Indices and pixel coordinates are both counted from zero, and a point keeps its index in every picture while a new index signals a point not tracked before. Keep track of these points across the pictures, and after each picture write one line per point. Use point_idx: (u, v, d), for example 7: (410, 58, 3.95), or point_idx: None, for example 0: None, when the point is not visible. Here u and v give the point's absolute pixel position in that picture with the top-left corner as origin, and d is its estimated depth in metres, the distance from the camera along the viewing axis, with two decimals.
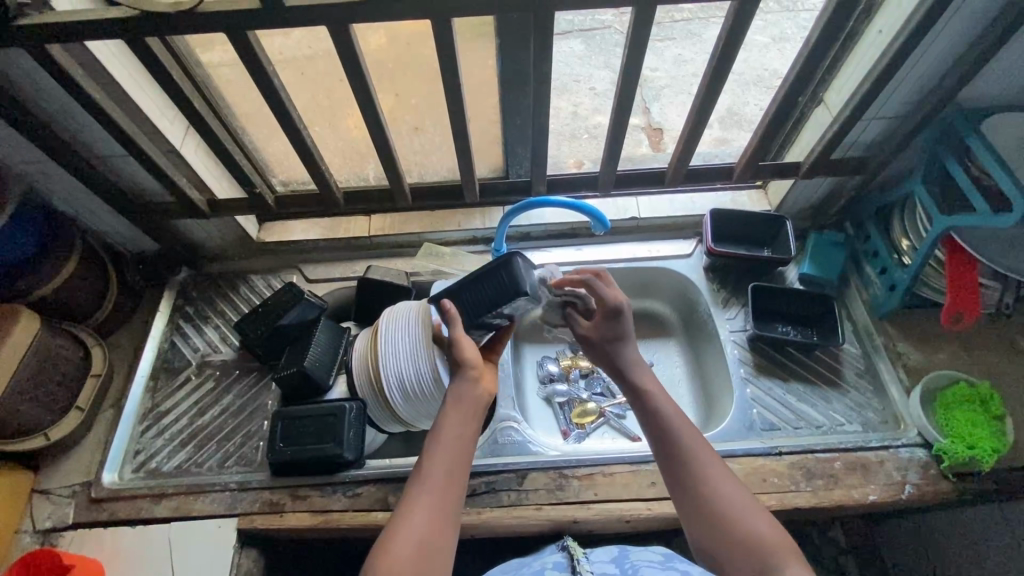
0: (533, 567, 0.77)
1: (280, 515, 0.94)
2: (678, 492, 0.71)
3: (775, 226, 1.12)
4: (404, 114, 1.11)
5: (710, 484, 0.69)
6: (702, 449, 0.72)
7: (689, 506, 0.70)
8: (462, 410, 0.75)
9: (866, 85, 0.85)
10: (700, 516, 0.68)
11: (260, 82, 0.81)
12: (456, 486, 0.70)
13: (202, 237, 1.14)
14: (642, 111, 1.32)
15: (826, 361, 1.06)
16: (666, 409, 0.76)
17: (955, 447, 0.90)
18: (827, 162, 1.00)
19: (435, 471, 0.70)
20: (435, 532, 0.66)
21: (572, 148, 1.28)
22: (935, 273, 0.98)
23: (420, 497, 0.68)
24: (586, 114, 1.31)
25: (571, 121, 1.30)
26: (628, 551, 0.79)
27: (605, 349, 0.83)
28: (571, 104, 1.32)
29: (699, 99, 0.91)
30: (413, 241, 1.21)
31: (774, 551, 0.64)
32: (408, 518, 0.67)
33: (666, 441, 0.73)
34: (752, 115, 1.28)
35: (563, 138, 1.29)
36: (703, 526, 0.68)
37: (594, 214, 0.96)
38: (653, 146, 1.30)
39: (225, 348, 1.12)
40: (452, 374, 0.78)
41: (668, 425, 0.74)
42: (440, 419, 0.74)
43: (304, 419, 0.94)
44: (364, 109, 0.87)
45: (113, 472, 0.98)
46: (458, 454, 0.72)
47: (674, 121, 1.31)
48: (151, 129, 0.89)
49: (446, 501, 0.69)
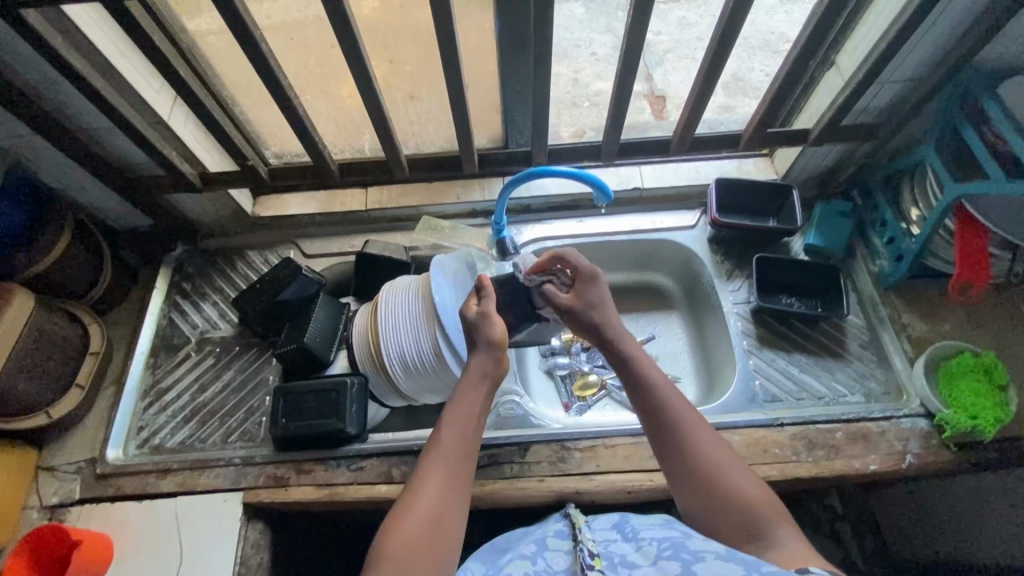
0: (533, 535, 0.79)
1: (285, 489, 0.94)
2: (671, 465, 0.72)
3: (781, 195, 1.10)
4: (397, 79, 1.04)
5: (704, 454, 0.71)
6: (693, 421, 0.73)
7: (678, 474, 0.71)
8: (469, 398, 0.77)
9: (882, 46, 0.81)
10: (693, 486, 0.70)
11: (246, 50, 0.78)
12: (468, 461, 0.73)
13: (196, 212, 1.12)
14: (645, 77, 1.29)
15: (830, 333, 1.05)
16: (654, 379, 0.77)
17: (958, 418, 0.90)
18: (839, 128, 0.96)
19: (447, 446, 0.73)
20: (445, 506, 0.68)
21: (573, 116, 1.25)
22: (944, 242, 0.96)
23: (428, 475, 0.70)
24: (588, 80, 1.27)
25: (572, 88, 1.27)
26: (630, 515, 0.80)
27: (586, 315, 0.84)
28: (572, 70, 1.28)
29: (707, 63, 0.87)
30: (411, 215, 1.19)
31: (767, 518, 0.65)
32: (420, 489, 0.69)
33: (658, 411, 0.75)
34: (757, 80, 1.24)
35: (564, 106, 1.26)
36: (693, 493, 0.70)
37: (597, 183, 0.94)
38: (656, 113, 1.27)
39: (224, 325, 1.11)
40: (475, 347, 0.82)
41: (654, 397, 0.76)
42: (458, 396, 0.78)
43: (307, 395, 0.95)
44: (356, 74, 0.83)
45: (118, 448, 0.99)
46: (469, 435, 0.74)
47: (678, 87, 1.28)
48: (135, 99, 0.86)
49: (456, 481, 0.71)
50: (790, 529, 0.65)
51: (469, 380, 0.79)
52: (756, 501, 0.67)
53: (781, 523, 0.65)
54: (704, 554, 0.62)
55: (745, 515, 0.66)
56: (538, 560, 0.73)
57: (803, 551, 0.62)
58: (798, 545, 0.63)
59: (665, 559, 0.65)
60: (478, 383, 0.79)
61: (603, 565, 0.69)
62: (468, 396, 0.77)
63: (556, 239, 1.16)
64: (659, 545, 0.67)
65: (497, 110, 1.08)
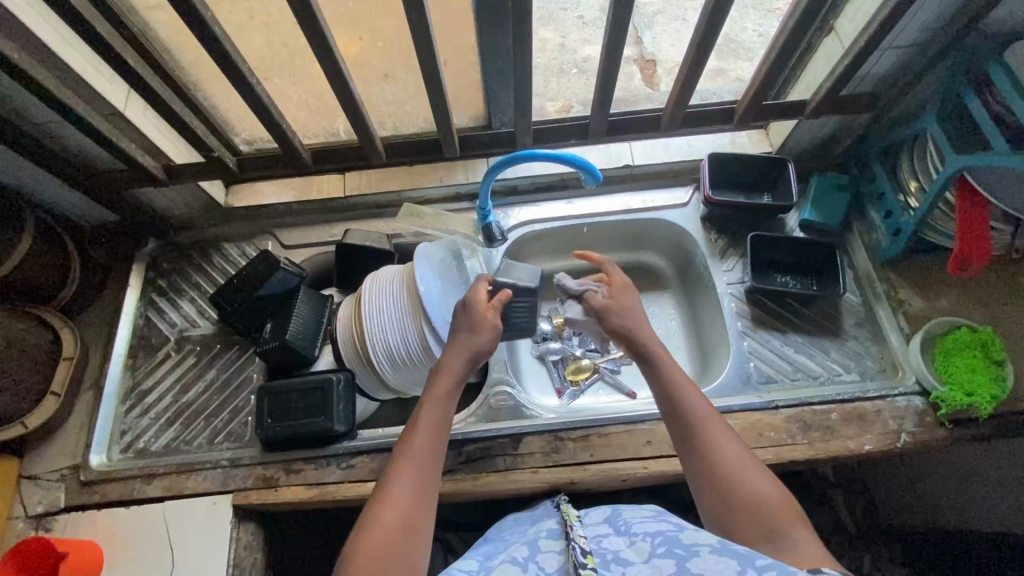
0: (527, 537, 0.78)
1: (274, 489, 0.92)
2: (690, 460, 0.72)
3: (777, 168, 1.05)
4: (368, 59, 0.96)
5: (718, 449, 0.70)
6: (711, 419, 0.73)
7: (693, 463, 0.72)
8: (442, 397, 0.77)
9: (887, 10, 0.76)
10: (710, 483, 0.69)
11: (198, 31, 0.71)
12: (434, 466, 0.72)
13: (165, 205, 1.06)
14: (634, 41, 1.22)
15: (825, 311, 1.03)
16: (676, 378, 0.78)
17: (954, 394, 0.89)
18: (838, 98, 0.92)
19: (417, 454, 0.71)
20: (414, 511, 0.67)
21: (560, 85, 1.19)
22: (944, 216, 0.93)
23: (401, 474, 0.69)
24: (576, 44, 1.20)
25: (559, 54, 1.20)
26: (622, 509, 0.82)
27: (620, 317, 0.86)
28: (558, 34, 1.20)
29: (699, 35, 0.82)
30: (392, 201, 1.14)
31: (780, 516, 0.64)
32: (392, 495, 0.67)
33: (677, 409, 0.75)
34: (750, 41, 1.16)
35: (551, 74, 1.20)
36: (704, 486, 0.70)
37: (585, 166, 0.90)
38: (647, 80, 1.21)
39: (204, 322, 1.07)
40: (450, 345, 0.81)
41: (676, 389, 0.77)
42: (426, 397, 0.77)
43: (292, 393, 0.93)
44: (322, 56, 0.76)
45: (101, 454, 0.96)
46: (437, 441, 0.73)
47: (668, 51, 1.21)
48: (85, 90, 0.80)
49: (427, 481, 0.70)
50: (808, 532, 0.63)
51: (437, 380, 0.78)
52: (771, 498, 0.66)
53: (793, 522, 0.64)
54: (698, 548, 0.61)
55: (760, 512, 0.65)
56: (530, 564, 0.72)
57: (818, 553, 0.60)
58: (813, 548, 0.61)
59: (658, 555, 0.64)
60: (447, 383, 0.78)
61: (596, 564, 0.67)
62: (442, 395, 0.77)
63: (544, 222, 1.12)
64: (652, 543, 0.67)
65: (478, 87, 1.02)
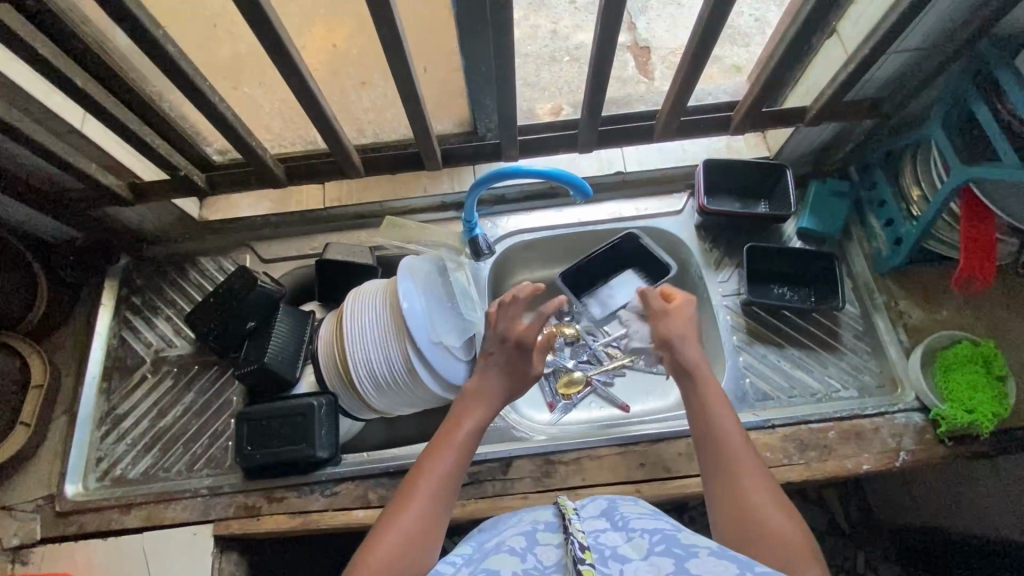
0: (520, 524, 0.65)
1: (256, 518, 0.89)
2: (714, 468, 0.69)
3: (774, 176, 1.02)
4: (345, 66, 0.89)
5: (740, 464, 0.68)
6: (738, 435, 0.71)
7: (716, 470, 0.69)
8: (470, 414, 0.77)
9: (894, 17, 0.71)
10: (727, 496, 0.66)
11: (148, 50, 0.65)
12: (454, 483, 0.70)
13: (135, 221, 1.01)
14: (628, 27, 1.17)
15: (823, 323, 1.00)
16: (714, 390, 0.76)
17: (955, 412, 0.86)
18: (840, 105, 0.87)
19: (440, 468, 0.70)
20: (428, 524, 0.66)
21: (552, 74, 1.13)
22: (946, 225, 0.90)
23: (421, 485, 0.69)
24: (568, 31, 1.16)
25: (551, 41, 1.15)
26: (618, 502, 0.70)
27: (676, 328, 0.82)
28: (550, 20, 1.16)
29: (694, 43, 0.77)
30: (375, 211, 1.09)
31: (796, 544, 0.61)
32: (409, 507, 0.66)
33: (714, 416, 0.73)
34: (747, 27, 1.10)
35: (542, 62, 1.14)
36: (724, 498, 0.66)
37: (573, 181, 0.87)
38: (641, 68, 1.15)
39: (181, 342, 1.03)
40: (488, 366, 0.82)
41: (717, 401, 0.74)
42: (459, 415, 0.76)
43: (271, 420, 0.89)
44: (289, 69, 0.71)
45: (76, 483, 0.93)
46: (462, 457, 0.72)
47: (663, 37, 1.16)
48: (37, 109, 0.74)
49: (446, 498, 0.69)
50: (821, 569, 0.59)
51: (466, 401, 0.79)
52: (793, 529, 0.62)
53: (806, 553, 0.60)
54: (696, 549, 0.56)
55: (774, 537, 0.61)
56: (527, 555, 0.59)
57: None
58: None
59: (656, 554, 0.56)
60: (482, 402, 0.78)
61: (595, 560, 0.56)
62: (471, 412, 0.77)
63: (533, 231, 1.08)
64: (649, 538, 0.59)
65: (462, 94, 0.95)
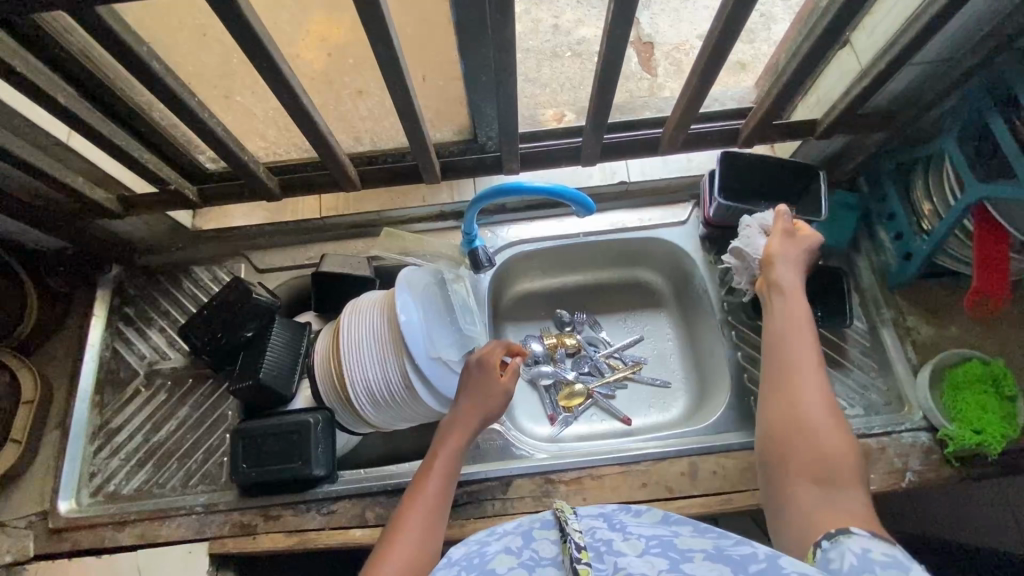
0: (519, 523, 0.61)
1: (252, 537, 0.88)
2: (777, 383, 0.73)
3: (806, 177, 0.95)
4: (339, 73, 0.86)
5: (802, 389, 0.70)
6: (809, 357, 0.73)
7: (779, 387, 0.72)
8: (449, 442, 0.77)
9: (913, 33, 0.68)
10: (785, 412, 0.69)
11: (135, 67, 0.63)
12: (441, 509, 0.70)
13: (126, 232, 0.98)
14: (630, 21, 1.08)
15: (831, 339, 0.98)
16: (796, 311, 0.77)
17: (964, 433, 0.85)
18: (852, 119, 0.84)
19: (426, 496, 0.71)
20: (424, 549, 0.65)
21: (554, 70, 1.07)
22: (959, 242, 0.87)
23: (410, 517, 0.68)
24: (570, 25, 1.07)
25: (553, 36, 1.07)
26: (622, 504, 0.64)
27: (793, 255, 0.82)
28: (552, 14, 1.07)
29: (705, 56, 0.74)
30: (371, 221, 1.08)
31: (839, 463, 0.64)
32: (402, 536, 0.66)
33: (787, 339, 0.75)
34: None
35: (544, 58, 1.08)
36: (780, 414, 0.70)
37: (579, 200, 0.85)
38: (644, 64, 1.09)
39: (174, 354, 1.01)
40: (465, 388, 0.83)
41: (795, 325, 0.76)
42: (435, 447, 0.77)
43: (267, 438, 0.87)
44: (282, 83, 0.69)
45: (69, 499, 0.92)
46: (445, 489, 0.73)
47: (667, 33, 1.07)
48: (21, 124, 0.72)
49: (435, 526, 0.68)
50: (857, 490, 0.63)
51: (444, 429, 0.79)
52: (836, 446, 0.66)
53: (848, 470, 0.64)
54: (692, 553, 0.51)
55: (820, 455, 0.65)
56: (523, 551, 0.55)
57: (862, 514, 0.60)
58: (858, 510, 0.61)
59: (652, 552, 0.52)
60: (463, 426, 0.79)
61: (590, 558, 0.51)
62: (450, 437, 0.78)
63: (534, 241, 1.06)
64: (646, 538, 0.53)
65: (462, 103, 0.92)
